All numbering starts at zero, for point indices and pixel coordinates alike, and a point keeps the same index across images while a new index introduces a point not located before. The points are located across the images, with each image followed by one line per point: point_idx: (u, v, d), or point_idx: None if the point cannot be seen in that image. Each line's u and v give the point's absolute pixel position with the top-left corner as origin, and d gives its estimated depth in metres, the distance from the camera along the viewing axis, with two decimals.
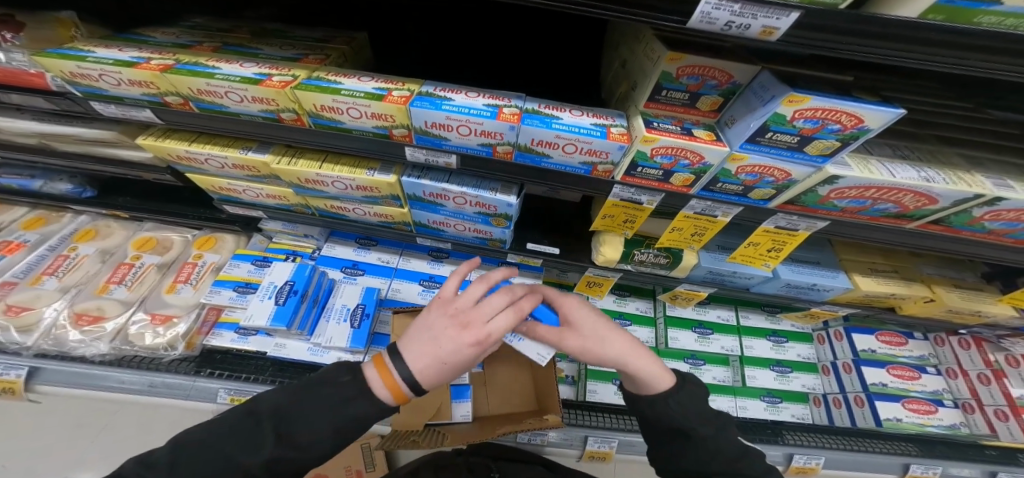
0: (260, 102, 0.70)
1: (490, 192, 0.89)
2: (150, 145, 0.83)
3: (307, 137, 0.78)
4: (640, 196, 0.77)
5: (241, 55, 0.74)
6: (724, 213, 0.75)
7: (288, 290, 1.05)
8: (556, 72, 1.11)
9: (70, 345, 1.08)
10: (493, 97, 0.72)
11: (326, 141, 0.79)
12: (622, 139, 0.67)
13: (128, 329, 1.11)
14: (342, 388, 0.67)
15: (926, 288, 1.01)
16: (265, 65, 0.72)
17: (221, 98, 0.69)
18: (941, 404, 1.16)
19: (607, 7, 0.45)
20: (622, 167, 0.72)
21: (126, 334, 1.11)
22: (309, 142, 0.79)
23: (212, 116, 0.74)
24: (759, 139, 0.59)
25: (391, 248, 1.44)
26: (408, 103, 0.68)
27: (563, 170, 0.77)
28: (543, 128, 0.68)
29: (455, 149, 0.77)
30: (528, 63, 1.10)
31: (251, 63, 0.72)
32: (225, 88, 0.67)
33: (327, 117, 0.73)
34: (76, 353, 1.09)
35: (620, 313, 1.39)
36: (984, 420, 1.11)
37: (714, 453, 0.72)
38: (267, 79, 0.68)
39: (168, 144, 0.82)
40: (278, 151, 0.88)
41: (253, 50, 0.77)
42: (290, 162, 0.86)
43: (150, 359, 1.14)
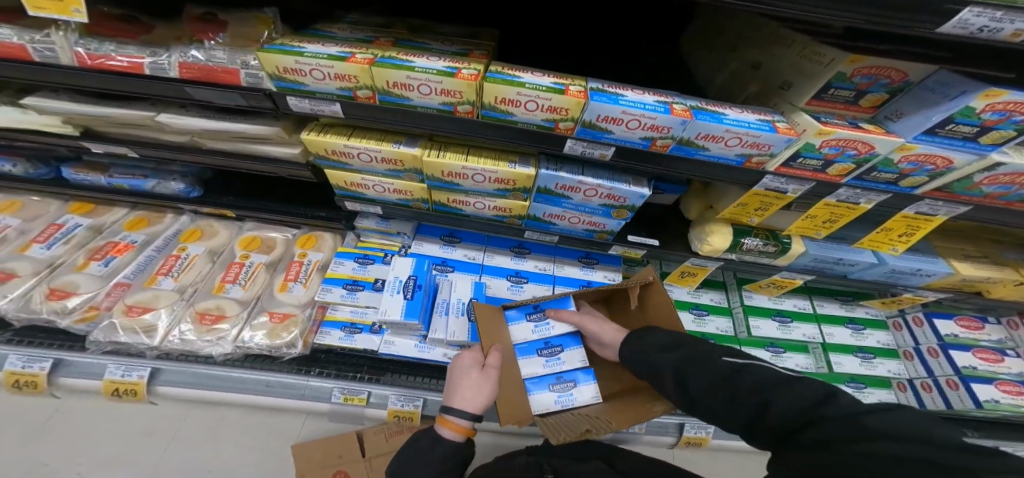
0: (445, 94, 0.70)
1: (626, 183, 0.94)
2: (312, 141, 0.79)
3: (469, 129, 0.78)
4: (788, 186, 0.82)
5: (418, 50, 0.72)
6: (868, 200, 0.81)
7: (412, 285, 1.08)
8: (660, 65, 1.15)
9: (198, 345, 1.09)
10: (660, 95, 0.77)
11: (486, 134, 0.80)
12: (789, 132, 0.72)
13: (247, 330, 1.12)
14: (426, 445, 0.78)
15: (1017, 272, 1.08)
16: (446, 59, 0.71)
17: (411, 90, 0.69)
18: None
19: (861, 16, 0.50)
20: (781, 158, 0.77)
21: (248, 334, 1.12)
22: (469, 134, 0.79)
23: (387, 110, 0.73)
24: (937, 130, 0.65)
25: (475, 245, 1.47)
26: (587, 97, 0.72)
27: (713, 163, 0.83)
28: (715, 122, 0.73)
29: (615, 142, 0.81)
30: (633, 55, 1.14)
31: (433, 57, 0.71)
32: (421, 80, 0.67)
33: (502, 111, 0.75)
34: (203, 352, 1.10)
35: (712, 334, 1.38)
36: None
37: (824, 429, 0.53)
38: (457, 72, 0.68)
39: (330, 139, 0.79)
40: (424, 145, 0.87)
41: (422, 45, 0.75)
42: (437, 155, 0.86)
43: (264, 358, 1.22)
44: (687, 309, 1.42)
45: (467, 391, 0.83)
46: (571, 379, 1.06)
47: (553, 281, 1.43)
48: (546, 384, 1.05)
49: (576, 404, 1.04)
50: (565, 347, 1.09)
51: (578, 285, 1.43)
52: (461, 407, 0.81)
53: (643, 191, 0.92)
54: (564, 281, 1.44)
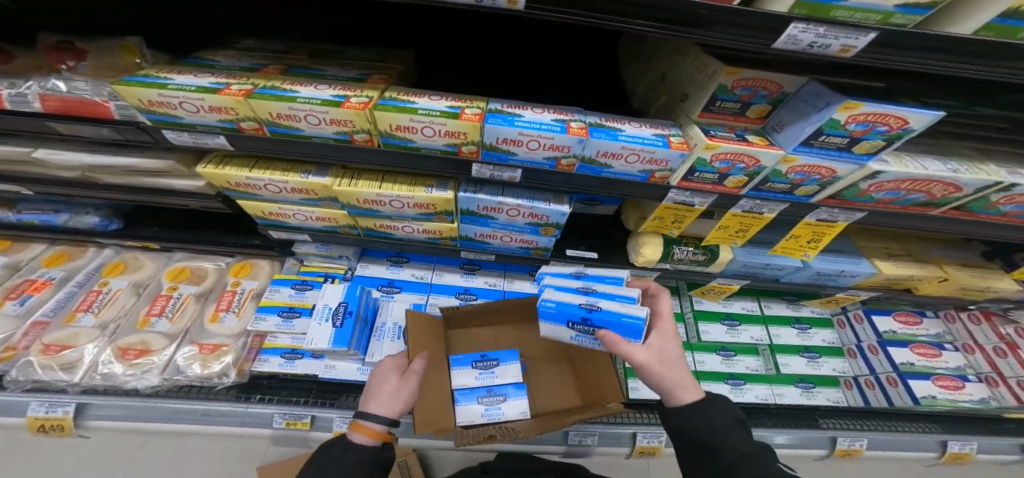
0: (336, 124, 0.68)
1: (544, 203, 0.94)
2: (209, 174, 0.78)
3: (371, 157, 0.78)
4: (694, 198, 0.84)
5: (309, 77, 0.71)
6: (770, 210, 0.83)
7: (343, 312, 1.06)
8: (584, 78, 1.18)
9: (121, 379, 1.05)
10: (557, 114, 0.78)
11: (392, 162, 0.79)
12: (683, 147, 0.74)
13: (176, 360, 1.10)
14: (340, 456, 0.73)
15: (939, 268, 1.10)
16: (338, 87, 0.70)
17: (298, 122, 0.67)
18: (967, 379, 1.20)
19: (702, 33, 0.51)
20: (680, 173, 0.78)
21: (176, 364, 1.09)
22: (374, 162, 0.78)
23: (280, 141, 0.72)
24: (812, 142, 0.67)
25: (423, 264, 1.46)
26: (483, 120, 0.71)
27: (621, 179, 0.83)
28: (611, 140, 0.74)
29: (521, 164, 0.81)
30: (556, 71, 1.16)
31: (324, 85, 0.70)
32: (306, 111, 0.65)
33: (403, 138, 0.73)
34: (126, 387, 1.06)
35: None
36: (1011, 394, 1.14)
37: None
38: (346, 101, 0.67)
39: (227, 172, 0.78)
40: (335, 174, 0.86)
41: (317, 72, 0.74)
42: (350, 183, 0.85)
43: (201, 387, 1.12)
44: None
45: (387, 393, 0.83)
46: (502, 392, 1.08)
47: (503, 297, 1.42)
48: (476, 396, 1.07)
49: (503, 419, 1.04)
50: (502, 361, 1.13)
51: None
52: (379, 407, 0.80)
53: (564, 208, 0.93)
54: (514, 296, 1.43)
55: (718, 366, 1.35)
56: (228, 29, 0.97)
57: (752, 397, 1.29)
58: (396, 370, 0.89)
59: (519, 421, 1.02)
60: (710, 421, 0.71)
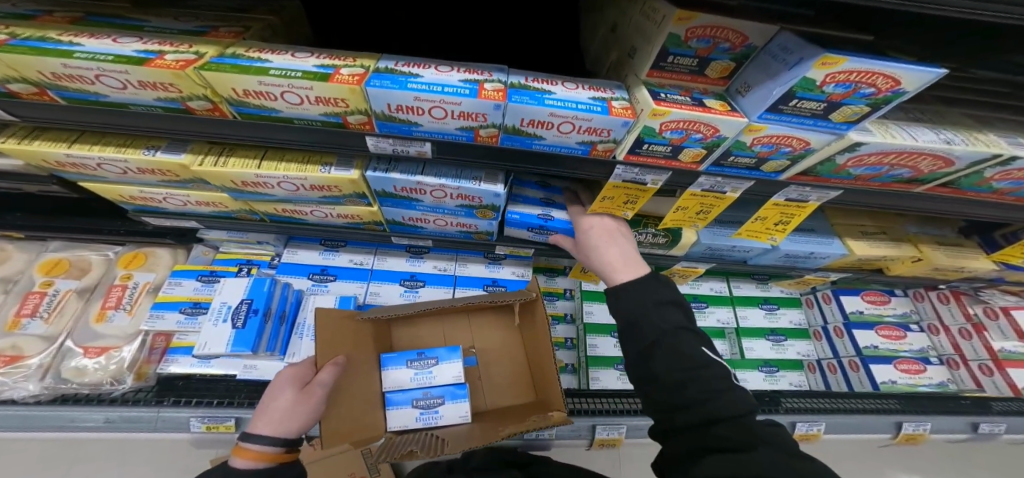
0: (150, 87, 0.52)
1: (472, 183, 0.79)
2: (10, 150, 0.62)
3: (230, 131, 0.61)
4: (644, 176, 0.70)
5: (117, 28, 0.57)
6: (734, 189, 0.70)
7: (246, 310, 0.99)
8: (529, 31, 0.98)
9: None
10: (470, 72, 0.62)
11: (259, 135, 0.62)
12: (626, 113, 0.59)
13: (59, 363, 0.97)
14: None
15: (914, 248, 1.02)
16: (153, 41, 0.54)
17: (91, 84, 0.52)
18: (929, 362, 1.18)
19: None
20: (626, 146, 0.64)
21: (60, 368, 0.96)
22: (234, 136, 0.62)
23: (81, 108, 0.57)
24: (781, 108, 0.53)
25: (363, 248, 1.32)
26: (363, 81, 0.54)
27: (557, 154, 0.69)
28: (535, 104, 0.58)
29: (429, 135, 0.65)
30: (493, 22, 0.96)
31: (130, 38, 0.54)
32: (93, 70, 0.49)
33: (252, 104, 0.56)
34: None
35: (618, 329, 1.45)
36: (971, 376, 1.14)
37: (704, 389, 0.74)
38: (155, 58, 0.50)
39: (37, 148, 0.62)
40: (196, 149, 0.71)
41: (134, 22, 0.60)
42: (215, 161, 0.69)
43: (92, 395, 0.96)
44: None
45: (282, 413, 0.71)
46: (439, 394, 0.98)
47: (453, 283, 1.29)
48: (410, 398, 0.98)
49: (440, 423, 0.95)
50: (441, 360, 1.02)
51: (482, 284, 1.31)
52: (269, 429, 0.68)
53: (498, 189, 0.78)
54: (466, 282, 1.30)
55: None
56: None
57: None
58: (293, 384, 0.76)
59: (459, 426, 0.94)
60: (639, 300, 0.84)
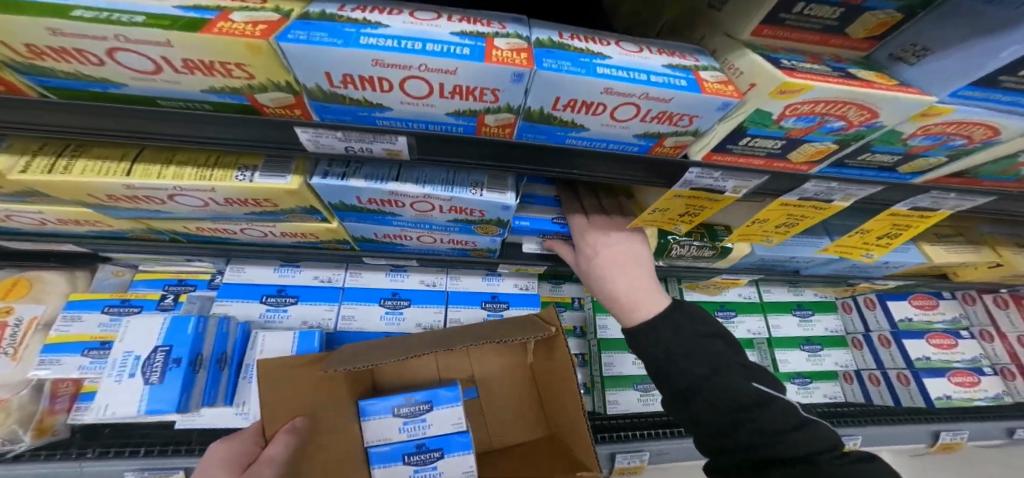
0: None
1: (469, 193, 0.56)
2: None
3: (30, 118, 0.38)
4: (726, 183, 0.48)
5: None
6: (846, 196, 0.51)
7: (163, 360, 0.74)
8: None
9: None
10: (471, 22, 0.38)
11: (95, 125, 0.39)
12: (725, 91, 0.37)
13: None
14: None
15: (992, 252, 0.86)
16: None
17: None
18: (983, 373, 1.06)
19: None
20: (711, 140, 0.42)
21: None
22: (53, 130, 0.39)
23: None
24: (999, 79, 0.35)
25: (331, 263, 1.09)
26: (273, 33, 0.30)
27: (599, 154, 0.46)
28: (581, 75, 0.35)
29: (405, 124, 0.41)
30: None
31: None
32: None
33: (59, 74, 0.34)
34: None
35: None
36: None
37: (766, 440, 0.58)
38: None
39: None
40: (20, 146, 0.47)
41: None
42: (61, 164, 0.46)
43: None
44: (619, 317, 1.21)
45: None
46: (436, 448, 0.79)
47: (444, 302, 1.10)
48: (400, 454, 0.79)
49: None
50: (436, 404, 0.80)
51: (480, 301, 1.12)
52: None
53: (504, 199, 0.57)
54: (459, 299, 1.12)
55: None
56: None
57: None
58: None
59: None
60: (664, 338, 0.67)
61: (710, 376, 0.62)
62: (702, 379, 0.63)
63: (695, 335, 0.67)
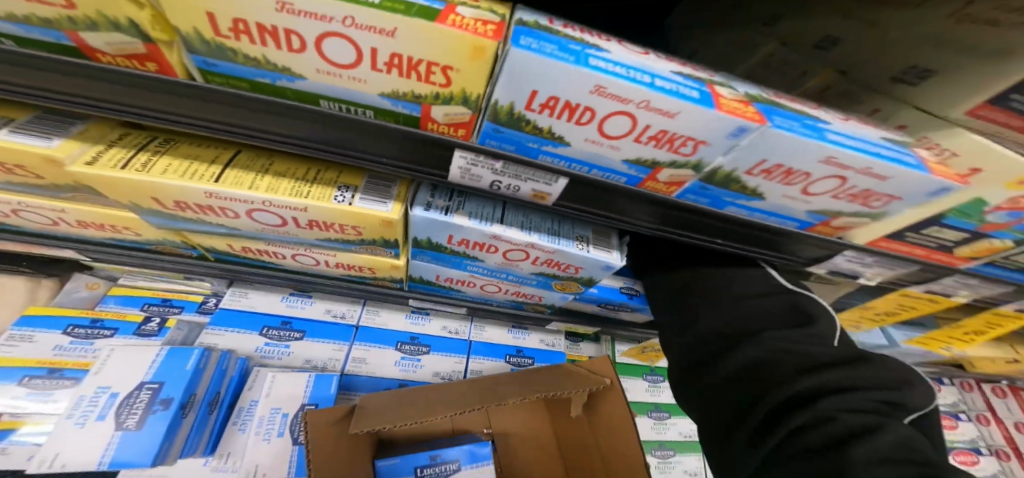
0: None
1: (575, 247, 0.52)
2: None
3: (131, 98, 0.34)
4: (863, 269, 0.46)
5: None
6: (965, 293, 0.60)
7: (148, 402, 0.59)
8: None
9: None
10: (681, 65, 0.34)
11: (197, 113, 0.35)
12: (947, 176, 0.32)
13: None
14: None
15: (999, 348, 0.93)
16: None
17: None
18: (981, 453, 1.25)
19: None
20: (888, 226, 0.38)
21: None
22: (121, 109, 0.35)
23: None
24: None
25: (346, 296, 1.00)
26: (509, 39, 0.27)
27: (759, 227, 0.42)
28: (811, 137, 0.30)
29: (570, 167, 0.37)
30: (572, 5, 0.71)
31: None
32: None
33: (237, 57, 0.30)
34: None
35: (654, 404, 1.17)
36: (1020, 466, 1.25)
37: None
38: None
39: None
40: (91, 134, 0.42)
41: None
42: (124, 157, 0.40)
43: None
44: (639, 374, 1.20)
45: None
46: None
47: (467, 350, 1.03)
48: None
49: None
50: (464, 465, 0.76)
51: (503, 354, 1.06)
52: None
53: (608, 258, 0.53)
54: (482, 350, 1.05)
55: None
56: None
57: None
58: None
59: None
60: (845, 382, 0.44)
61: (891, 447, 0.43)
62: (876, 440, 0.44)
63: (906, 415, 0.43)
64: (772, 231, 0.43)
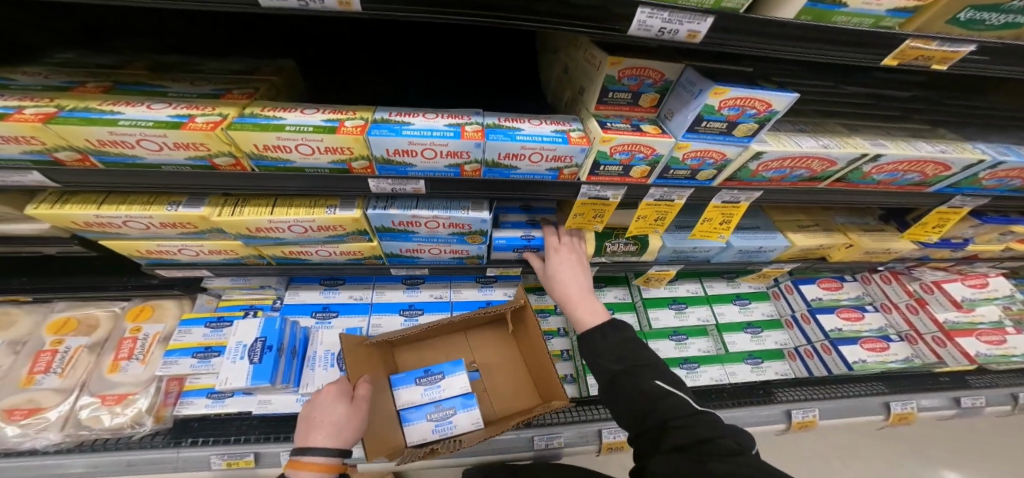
0: (181, 147, 0.71)
1: (461, 211, 0.92)
2: (44, 214, 0.83)
3: (240, 182, 0.80)
4: (605, 192, 0.83)
5: (145, 96, 0.77)
6: (747, 198, 0.87)
7: (260, 347, 1.03)
8: (490, 73, 1.16)
9: (13, 442, 0.97)
10: (452, 117, 0.75)
11: (268, 183, 0.80)
12: (582, 142, 0.72)
13: (77, 414, 1.01)
14: None
15: (845, 236, 1.17)
16: (179, 106, 0.73)
17: (131, 147, 0.71)
18: (890, 339, 1.38)
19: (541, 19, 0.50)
20: (586, 168, 0.77)
21: (77, 419, 1.01)
22: (235, 187, 0.81)
23: (115, 170, 0.77)
24: (697, 128, 0.68)
25: (362, 284, 1.37)
26: (365, 132, 0.69)
27: (537, 183, 0.82)
28: (508, 141, 0.71)
29: (422, 174, 0.78)
30: (454, 68, 1.14)
31: (161, 104, 0.74)
32: (136, 134, 0.68)
33: (268, 158, 0.74)
34: (23, 448, 0.98)
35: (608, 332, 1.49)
36: (929, 349, 1.35)
37: (677, 405, 0.75)
38: (188, 122, 0.68)
39: (72, 211, 0.83)
40: (213, 202, 0.90)
41: (158, 89, 0.80)
42: (233, 212, 0.88)
43: (115, 439, 1.03)
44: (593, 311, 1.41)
45: (332, 433, 0.76)
46: (450, 406, 1.04)
47: (450, 309, 1.32)
48: (424, 413, 1.02)
49: (456, 431, 1.00)
50: (447, 374, 1.09)
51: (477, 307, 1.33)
52: (334, 445, 0.75)
53: (481, 215, 0.92)
54: (462, 306, 1.33)
55: (671, 352, 1.37)
56: (57, 36, 0.91)
57: (707, 378, 1.32)
58: (341, 395, 0.84)
59: (471, 432, 0.99)
60: (610, 348, 0.86)
61: (629, 374, 0.81)
62: (632, 370, 0.81)
63: (644, 376, 0.79)
64: (543, 183, 0.82)
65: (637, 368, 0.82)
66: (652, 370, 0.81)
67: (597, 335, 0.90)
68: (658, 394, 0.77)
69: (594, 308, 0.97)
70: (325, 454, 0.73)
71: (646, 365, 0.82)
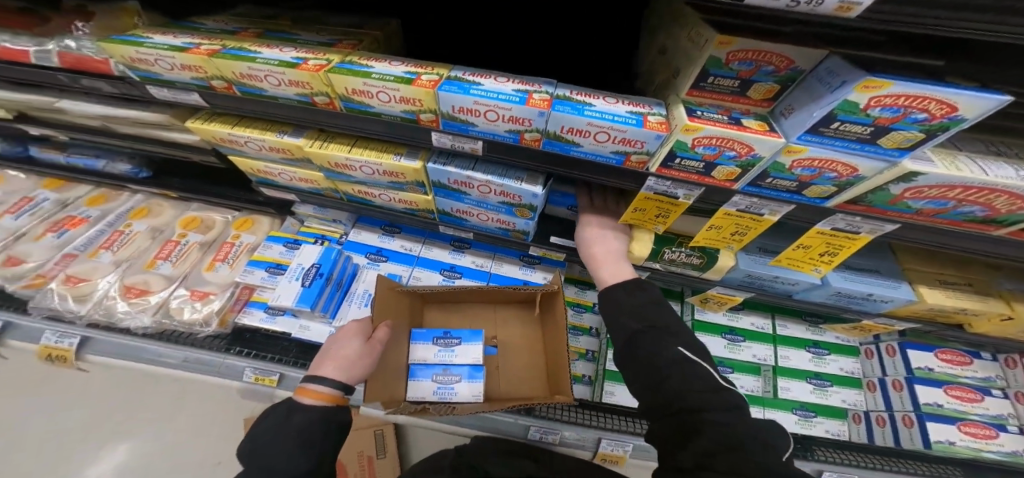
0: (294, 84, 0.75)
1: (515, 182, 0.86)
2: (197, 128, 0.96)
3: (335, 121, 0.82)
4: (676, 190, 0.71)
5: (281, 40, 0.82)
6: (870, 230, 0.69)
7: (314, 273, 1.13)
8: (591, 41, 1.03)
9: (118, 316, 1.19)
10: (522, 83, 0.68)
11: (355, 125, 0.81)
12: (661, 127, 0.60)
13: (169, 303, 1.22)
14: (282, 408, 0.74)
15: (1003, 305, 0.88)
16: (303, 50, 0.77)
17: (262, 82, 0.76)
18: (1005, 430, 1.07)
19: None
20: (659, 158, 0.65)
21: (167, 308, 1.21)
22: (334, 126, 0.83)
23: (248, 99, 0.83)
24: (823, 129, 0.53)
25: (415, 236, 1.39)
26: (436, 86, 0.65)
27: (600, 169, 0.72)
28: (575, 114, 0.62)
29: (482, 135, 0.73)
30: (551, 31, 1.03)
31: (290, 47, 0.78)
32: (265, 71, 0.73)
33: (361, 103, 0.75)
34: (121, 324, 1.20)
35: None
36: None
37: (700, 377, 0.69)
38: (302, 63, 0.72)
39: (212, 128, 0.95)
40: (312, 136, 0.96)
41: (292, 36, 0.85)
42: (321, 145, 0.93)
43: (186, 334, 1.21)
44: None
45: (341, 367, 0.81)
46: (458, 373, 1.04)
47: (487, 279, 1.29)
48: (432, 373, 1.05)
49: (454, 398, 1.01)
50: (464, 341, 1.09)
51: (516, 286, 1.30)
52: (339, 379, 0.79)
53: (530, 187, 0.85)
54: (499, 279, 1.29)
55: None
56: None
57: None
58: (358, 333, 0.89)
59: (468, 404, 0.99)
60: (630, 306, 0.82)
61: (649, 334, 0.76)
62: (653, 334, 0.76)
63: (664, 341, 0.74)
64: (609, 171, 0.72)
65: (658, 332, 0.76)
66: (675, 337, 0.75)
67: (622, 291, 0.85)
68: (678, 361, 0.71)
69: (620, 269, 0.90)
70: (328, 385, 0.77)
71: (669, 333, 0.76)
